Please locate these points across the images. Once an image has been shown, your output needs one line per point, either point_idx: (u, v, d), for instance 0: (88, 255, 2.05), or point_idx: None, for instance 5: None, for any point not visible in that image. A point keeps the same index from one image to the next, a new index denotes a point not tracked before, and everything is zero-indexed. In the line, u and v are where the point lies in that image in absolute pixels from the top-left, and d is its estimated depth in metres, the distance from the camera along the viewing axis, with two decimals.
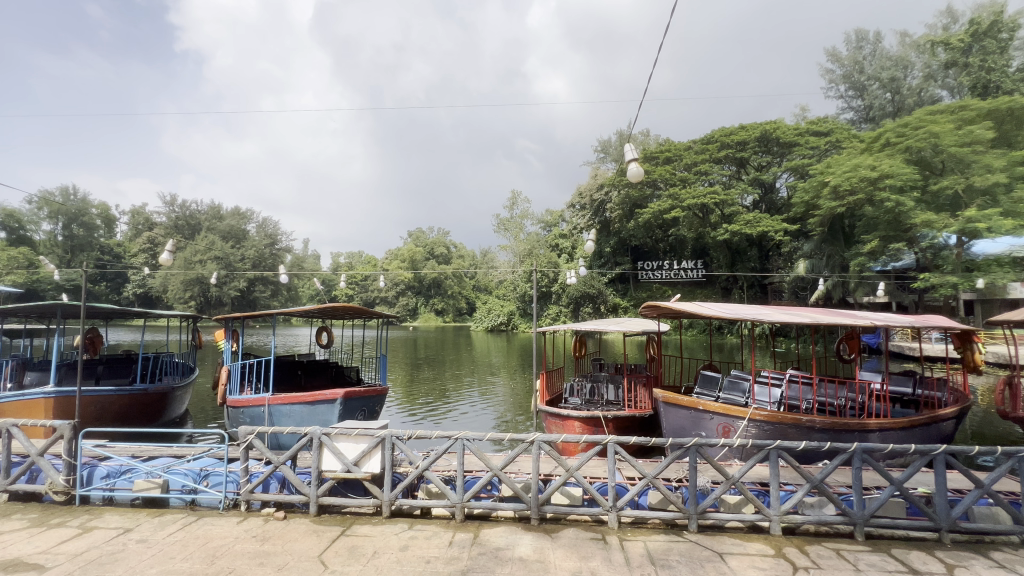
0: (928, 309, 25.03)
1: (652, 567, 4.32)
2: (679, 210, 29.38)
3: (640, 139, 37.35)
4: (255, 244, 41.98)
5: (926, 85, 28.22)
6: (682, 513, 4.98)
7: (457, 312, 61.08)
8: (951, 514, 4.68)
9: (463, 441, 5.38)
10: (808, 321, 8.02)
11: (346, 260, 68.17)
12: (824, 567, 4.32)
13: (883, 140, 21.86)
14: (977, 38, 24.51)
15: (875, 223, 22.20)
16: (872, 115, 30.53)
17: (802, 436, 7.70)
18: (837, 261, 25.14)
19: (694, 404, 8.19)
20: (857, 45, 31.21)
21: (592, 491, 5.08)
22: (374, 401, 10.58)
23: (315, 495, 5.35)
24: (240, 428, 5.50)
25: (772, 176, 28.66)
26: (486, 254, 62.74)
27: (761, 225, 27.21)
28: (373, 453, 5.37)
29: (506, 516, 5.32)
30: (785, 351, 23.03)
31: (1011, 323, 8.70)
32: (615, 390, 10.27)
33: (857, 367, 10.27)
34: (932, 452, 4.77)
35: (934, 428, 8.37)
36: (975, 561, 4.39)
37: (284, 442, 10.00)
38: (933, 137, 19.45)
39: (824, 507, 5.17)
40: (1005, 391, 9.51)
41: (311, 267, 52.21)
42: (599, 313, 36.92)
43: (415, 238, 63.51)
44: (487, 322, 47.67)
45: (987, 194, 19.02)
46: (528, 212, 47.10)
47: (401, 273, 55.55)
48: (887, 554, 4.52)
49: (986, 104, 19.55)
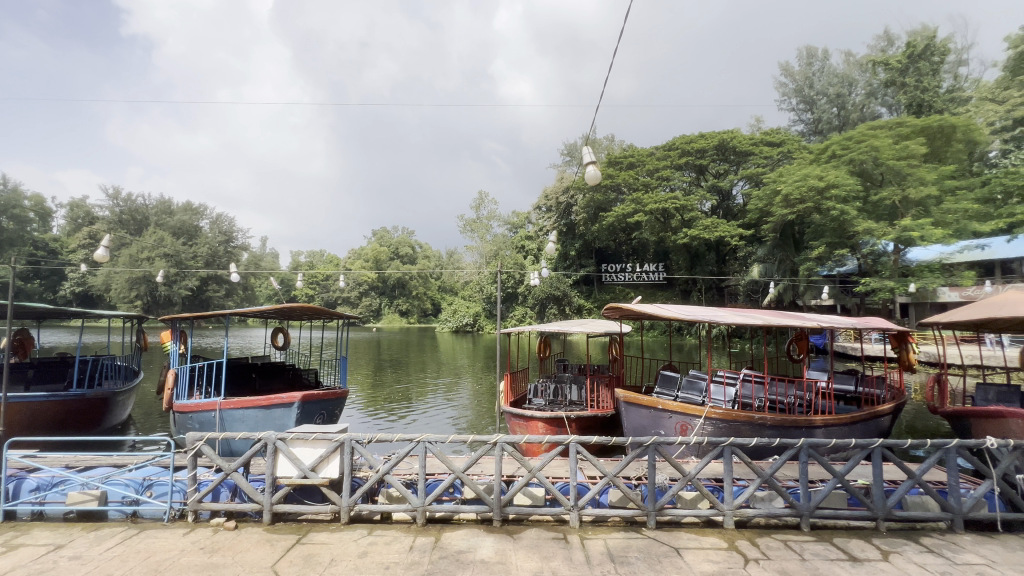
0: (868, 312, 26.64)
1: (612, 564, 4.39)
2: (641, 215, 30.21)
3: (604, 144, 38.22)
4: (208, 242, 40.10)
5: (867, 102, 30.18)
6: (641, 510, 5.09)
7: (422, 313, 60.37)
8: (887, 503, 4.98)
9: (425, 444, 5.28)
10: (760, 323, 8.36)
11: (306, 259, 66.11)
12: (773, 557, 4.51)
13: (830, 152, 23.06)
14: (913, 59, 26.51)
15: (822, 230, 23.51)
16: (820, 128, 32.32)
17: (754, 433, 8.03)
18: (788, 265, 26.45)
19: (654, 404, 8.36)
20: (808, 62, 32.83)
21: (554, 491, 5.10)
22: (333, 404, 10.28)
23: (269, 503, 5.15)
24: (187, 434, 5.20)
25: (729, 183, 29.88)
26: (452, 254, 62.52)
27: (719, 231, 28.29)
28: (332, 458, 5.23)
29: (468, 519, 5.29)
30: (740, 351, 24.01)
31: (942, 323, 9.30)
32: (579, 390, 10.38)
33: (805, 366, 10.77)
34: (870, 445, 5.05)
35: (873, 423, 8.92)
36: (908, 547, 4.70)
37: (236, 448, 9.51)
38: (873, 151, 20.96)
39: (773, 500, 5.41)
40: (935, 387, 10.15)
41: (268, 265, 50.29)
42: (564, 314, 37.47)
43: (379, 238, 62.42)
44: (453, 323, 47.32)
45: (920, 205, 20.60)
46: (494, 213, 47.18)
47: (364, 274, 54.51)
48: (830, 543, 4.77)
49: (920, 121, 21.16)
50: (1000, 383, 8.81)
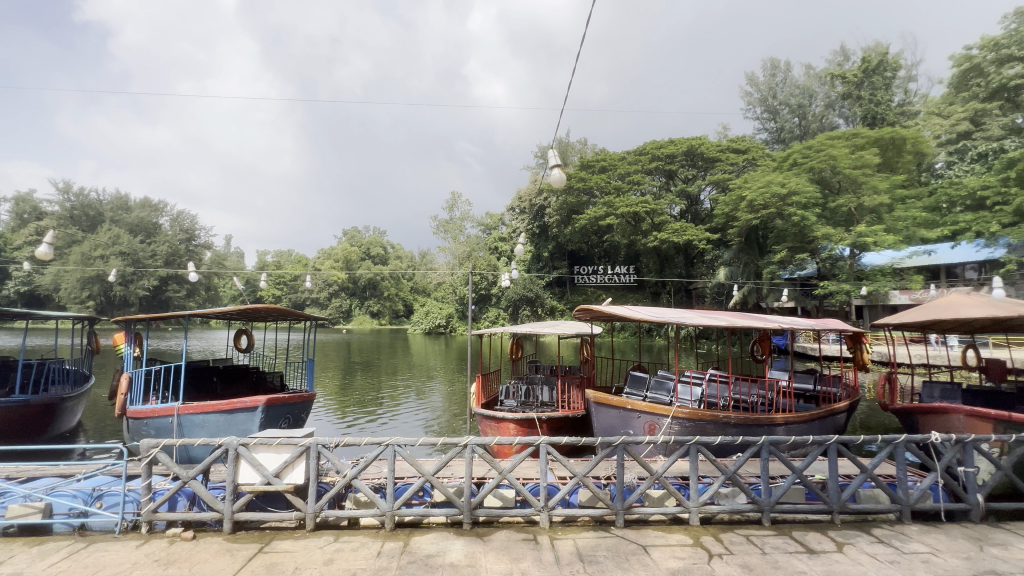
0: (826, 313, 27.82)
1: (580, 564, 4.43)
2: (613, 218, 30.75)
3: (577, 148, 38.76)
4: (168, 239, 38.45)
5: (826, 113, 31.70)
6: (610, 509, 5.15)
7: (394, 315, 59.54)
8: (841, 497, 5.21)
9: (394, 447, 5.19)
10: (725, 325, 8.61)
11: (273, 259, 64.26)
12: (735, 552, 4.65)
13: (791, 160, 24.00)
14: (868, 74, 27.97)
15: (784, 235, 24.40)
16: (782, 137, 33.46)
17: (719, 431, 8.26)
18: (752, 268, 27.36)
19: (623, 404, 8.48)
20: (772, 73, 34.02)
21: (525, 492, 5.11)
22: (299, 408, 10.01)
23: (229, 512, 4.95)
24: (142, 441, 4.96)
25: (697, 189, 30.74)
26: (425, 255, 61.98)
27: (688, 234, 28.94)
28: (297, 463, 5.07)
29: (438, 522, 5.25)
30: (707, 352, 24.69)
31: (893, 325, 9.78)
32: (550, 391, 10.44)
33: (768, 366, 11.15)
34: (827, 442, 5.27)
35: (830, 420, 9.32)
36: (861, 538, 4.92)
37: (195, 455, 9.14)
38: (831, 160, 21.98)
39: (737, 497, 5.59)
40: (885, 385, 10.70)
41: (233, 265, 48.62)
42: (537, 316, 37.73)
43: (350, 238, 61.36)
44: (425, 325, 46.83)
45: (874, 212, 21.72)
46: (467, 214, 47.06)
47: (333, 274, 53.42)
48: (789, 537, 4.95)
49: (874, 133, 22.33)
50: (945, 381, 9.34)
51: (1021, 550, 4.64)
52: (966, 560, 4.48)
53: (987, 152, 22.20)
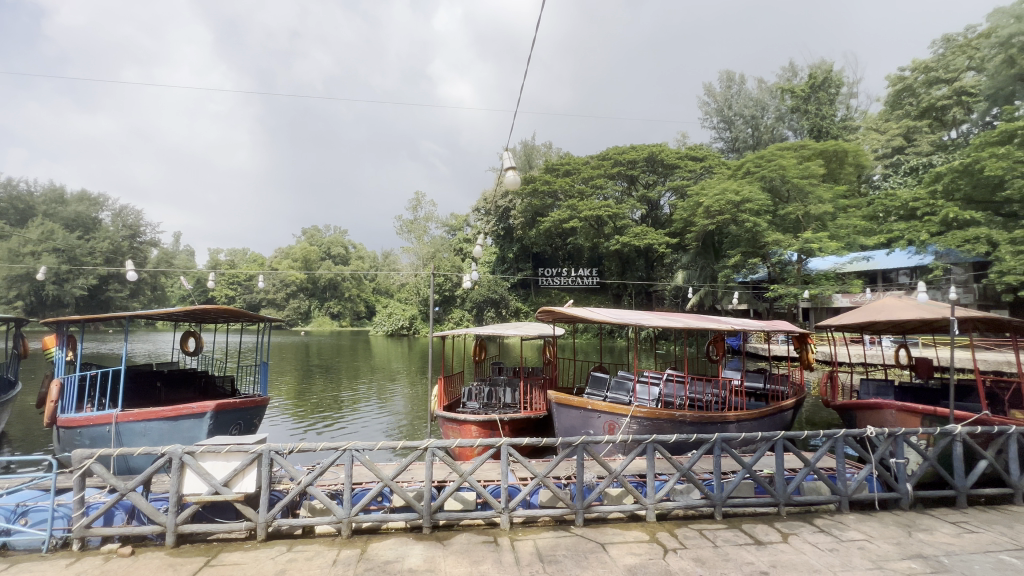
0: (776, 315, 29.20)
1: (540, 564, 4.45)
2: (576, 221, 31.26)
3: (542, 151, 39.19)
4: (109, 236, 36.06)
5: (776, 125, 33.41)
6: (569, 508, 5.22)
7: (355, 316, 58.10)
8: (787, 490, 5.47)
9: (352, 452, 5.04)
10: (682, 327, 8.87)
11: (226, 257, 61.40)
12: (688, 546, 4.80)
13: (745, 169, 25.10)
14: (815, 89, 29.67)
15: (737, 240, 25.39)
16: (737, 147, 34.92)
17: (676, 430, 8.52)
18: (708, 272, 28.38)
19: (584, 404, 8.60)
20: (727, 85, 35.46)
21: (485, 494, 5.08)
22: (251, 413, 9.61)
23: (172, 524, 4.68)
24: (74, 452, 4.61)
25: (657, 195, 31.64)
26: (388, 255, 60.92)
27: (648, 238, 29.72)
28: (248, 471, 4.85)
29: (397, 527, 5.16)
30: (665, 352, 25.48)
31: (834, 327, 10.39)
32: (512, 393, 10.46)
33: (722, 366, 11.60)
34: (774, 438, 5.52)
35: (778, 417, 9.79)
36: (804, 528, 5.20)
37: (135, 465, 8.58)
38: (781, 169, 23.21)
39: (691, 492, 5.79)
40: (828, 383, 11.37)
41: (182, 263, 46.14)
42: (502, 317, 37.89)
43: (309, 237, 59.62)
44: (388, 326, 45.92)
45: (819, 220, 23.04)
46: (431, 214, 46.58)
47: (291, 274, 51.63)
48: (739, 529, 5.17)
49: (820, 145, 23.76)
50: (878, 378, 10.05)
51: (944, 533, 5.03)
52: (897, 544, 4.81)
53: (919, 166, 23.94)
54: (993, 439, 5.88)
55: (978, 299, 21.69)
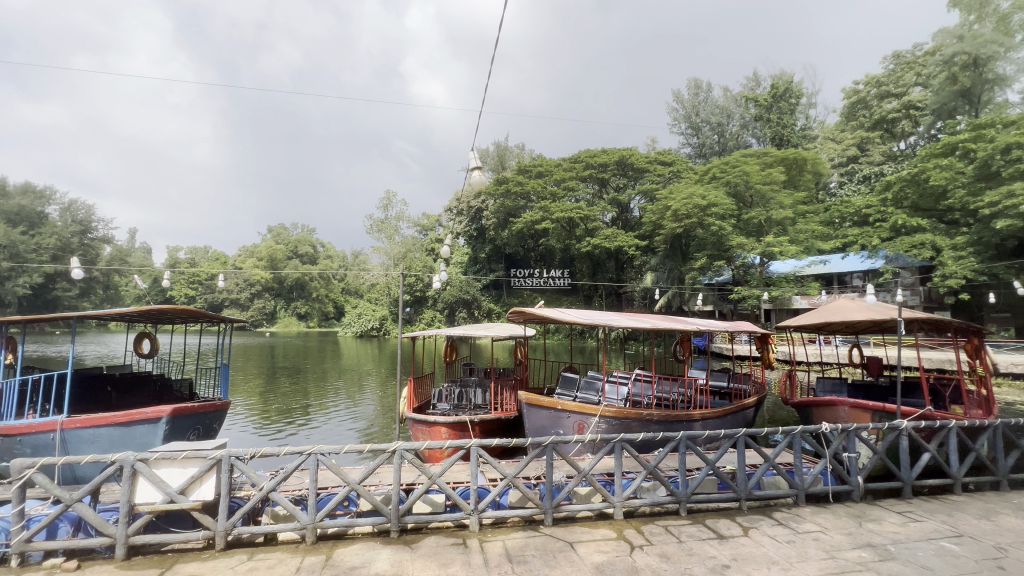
0: (739, 317, 30.19)
1: (509, 564, 4.45)
2: (548, 222, 31.49)
3: (515, 152, 39.32)
4: (57, 231, 33.99)
5: (740, 132, 34.56)
6: (539, 508, 5.25)
7: (323, 317, 56.75)
8: (748, 485, 5.65)
9: (318, 456, 4.91)
10: (649, 327, 9.06)
11: (186, 255, 58.92)
12: (655, 542, 4.90)
13: (711, 174, 25.87)
14: (776, 99, 30.92)
15: (704, 243, 25.96)
16: (704, 152, 35.85)
17: (643, 428, 8.69)
18: (676, 274, 29.02)
19: (553, 405, 8.66)
20: (694, 93, 36.40)
21: (454, 496, 5.04)
22: (210, 418, 9.28)
23: (123, 536, 4.45)
24: (13, 462, 4.31)
25: (627, 198, 32.23)
26: (358, 255, 59.83)
27: (618, 241, 30.23)
28: (206, 478, 4.66)
29: (364, 532, 5.06)
30: (634, 352, 25.97)
31: (793, 327, 10.80)
32: (483, 394, 10.44)
33: (688, 365, 11.89)
34: (736, 435, 5.70)
35: (740, 414, 10.11)
36: (764, 522, 5.39)
37: (83, 474, 8.10)
38: (744, 175, 24.04)
39: (657, 489, 5.92)
40: (786, 381, 11.84)
41: (137, 261, 43.94)
42: (474, 318, 37.83)
43: (275, 236, 58.24)
44: (358, 327, 45.04)
45: (780, 225, 23.99)
46: (403, 213, 46.01)
47: (256, 273, 49.97)
48: (703, 524, 5.31)
49: (780, 153, 24.78)
50: (833, 376, 10.55)
51: (891, 523, 5.31)
52: (848, 535, 5.05)
53: (871, 175, 25.26)
54: (935, 433, 6.23)
55: (923, 301, 22.97)
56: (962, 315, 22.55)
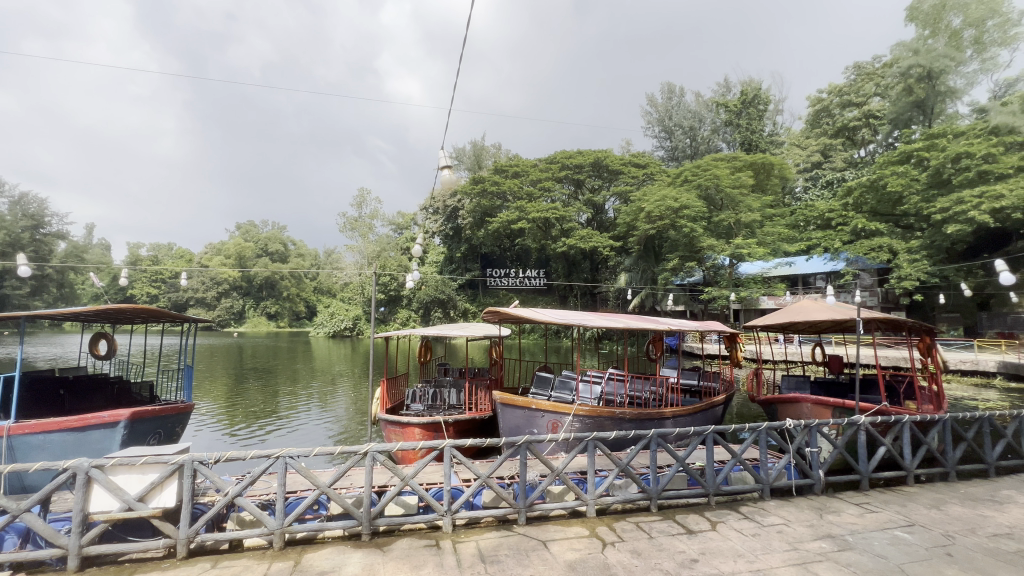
0: (710, 317, 30.94)
1: (482, 565, 4.44)
2: (524, 222, 31.56)
3: (492, 151, 39.27)
4: (6, 226, 32.12)
5: (712, 137, 35.41)
6: (512, 508, 5.26)
7: (294, 316, 55.39)
8: (716, 480, 5.81)
9: (286, 459, 4.78)
10: (622, 327, 9.18)
11: (148, 253, 56.61)
12: (626, 539, 4.98)
13: (683, 177, 26.38)
14: (745, 105, 31.88)
15: (676, 244, 26.44)
16: (676, 155, 36.52)
17: (615, 426, 8.80)
18: (649, 275, 29.49)
19: (528, 404, 8.68)
20: (668, 97, 37.07)
21: (428, 498, 4.99)
22: (171, 422, 8.94)
23: (76, 546, 4.23)
24: None
25: (602, 199, 32.58)
26: (331, 253, 58.68)
27: (593, 241, 30.56)
28: (167, 484, 4.47)
29: (334, 536, 4.96)
30: (608, 352, 26.34)
31: (760, 326, 11.13)
32: (457, 394, 10.39)
33: (660, 364, 12.13)
34: (705, 432, 5.83)
35: (710, 412, 10.37)
36: (731, 516, 5.54)
37: (31, 482, 7.66)
38: (715, 178, 24.67)
39: (629, 486, 6.02)
40: (754, 379, 12.21)
41: (95, 257, 41.96)
42: (449, 318, 37.65)
43: (244, 233, 56.68)
44: (330, 327, 44.14)
45: (749, 227, 24.73)
46: (377, 211, 45.34)
47: (223, 272, 48.38)
48: (673, 520, 5.42)
49: (749, 158, 25.54)
50: (797, 374, 10.94)
51: (850, 514, 5.55)
52: (810, 526, 5.25)
53: (833, 180, 26.29)
54: (891, 427, 6.52)
55: (881, 302, 24.03)
56: (916, 315, 23.71)
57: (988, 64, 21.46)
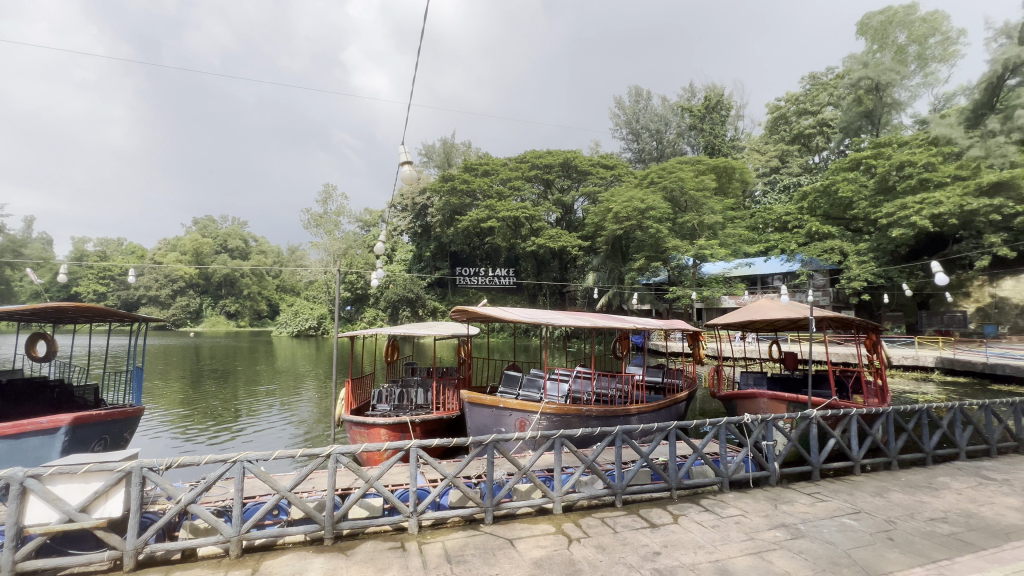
0: (674, 315, 31.76)
1: (448, 566, 4.41)
2: (494, 221, 31.51)
3: (462, 149, 39.06)
4: None
5: (677, 140, 36.32)
6: (479, 507, 5.24)
7: (255, 315, 53.45)
8: (678, 474, 5.97)
9: (243, 464, 4.59)
10: (590, 325, 9.28)
11: (95, 248, 53.38)
12: (591, 535, 5.04)
13: (650, 179, 26.92)
14: (709, 110, 32.90)
15: (643, 245, 26.96)
16: (643, 157, 37.28)
17: (582, 424, 8.91)
18: (616, 274, 29.95)
19: (496, 403, 8.68)
20: (635, 100, 37.80)
21: (393, 499, 4.90)
22: (118, 427, 8.48)
23: (8, 563, 3.93)
24: None
25: (571, 199, 32.91)
26: (295, 250, 56.98)
27: (562, 241, 30.84)
28: (114, 493, 4.22)
29: (295, 541, 4.82)
30: (576, 350, 26.65)
31: (721, 325, 11.50)
32: (425, 394, 10.28)
33: (626, 362, 12.37)
34: (668, 427, 5.98)
35: (673, 408, 10.66)
36: (693, 509, 5.71)
37: None
38: (680, 181, 25.36)
39: (595, 483, 6.10)
40: (715, 375, 12.64)
41: (35, 252, 39.25)
42: (417, 317, 37.25)
43: (201, 228, 54.30)
44: (294, 327, 42.83)
45: (711, 229, 25.55)
46: (343, 208, 44.29)
47: (178, 268, 46.15)
48: (637, 515, 5.54)
49: (712, 162, 26.39)
50: (755, 371, 11.38)
51: (802, 504, 5.81)
52: (766, 517, 5.46)
53: (790, 185, 27.49)
54: (839, 420, 6.86)
55: (832, 301, 25.29)
56: (864, 314, 25.08)
57: (930, 79, 22.99)
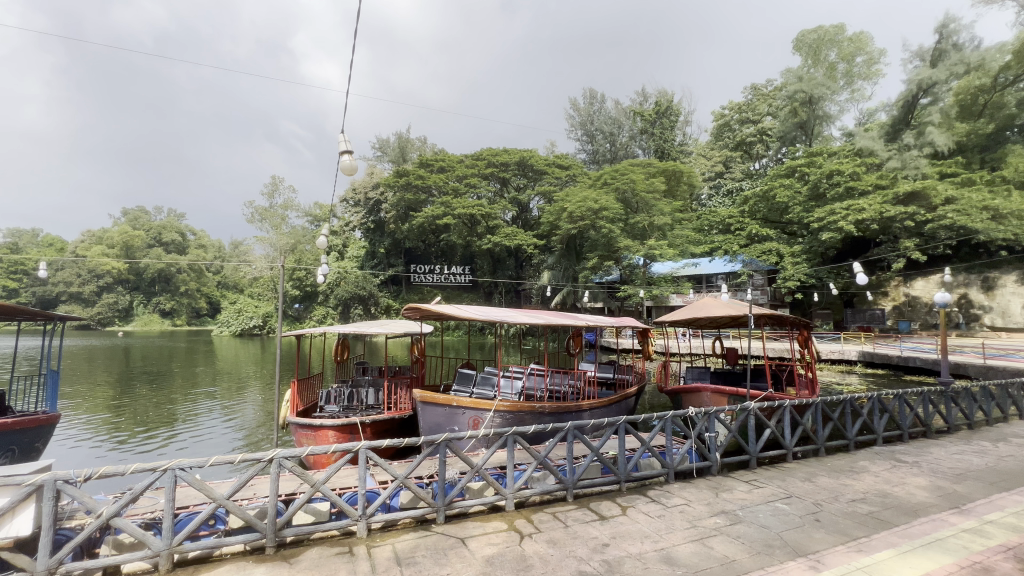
0: (626, 313, 32.64)
1: (398, 568, 4.32)
2: (450, 218, 31.15)
3: (417, 145, 38.38)
4: None
5: (629, 143, 37.29)
6: (431, 507, 5.17)
7: (194, 314, 50.25)
8: (627, 468, 6.15)
9: (175, 472, 4.27)
10: (544, 322, 9.34)
11: (5, 240, 48.32)
12: (543, 530, 5.10)
13: (604, 180, 27.52)
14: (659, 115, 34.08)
15: (597, 244, 27.51)
16: (597, 158, 37.94)
17: (535, 420, 9.00)
18: (570, 272, 30.46)
19: (449, 401, 8.58)
20: (590, 102, 38.58)
21: (341, 503, 4.74)
22: (29, 437, 7.72)
23: None
24: None
25: (527, 197, 33.16)
26: (238, 245, 54.01)
27: (518, 239, 30.98)
28: (22, 509, 3.82)
29: (235, 551, 4.56)
30: (531, 348, 26.85)
31: (669, 322, 11.92)
32: (376, 394, 10.03)
33: (579, 359, 12.59)
34: (618, 422, 6.12)
35: (624, 404, 10.97)
36: (640, 500, 5.91)
37: None
38: (632, 183, 26.16)
39: (546, 478, 6.16)
40: (663, 370, 13.13)
41: None
42: (370, 314, 36.29)
43: (131, 220, 50.35)
44: (236, 325, 40.54)
45: (660, 230, 26.51)
46: (291, 201, 42.44)
47: (105, 263, 42.62)
48: (587, 508, 5.66)
49: (662, 165, 27.44)
50: (699, 366, 11.94)
51: (741, 491, 6.14)
52: (708, 505, 5.73)
53: (733, 189, 29.02)
54: (774, 411, 7.28)
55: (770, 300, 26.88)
56: (797, 311, 26.86)
57: (857, 94, 24.87)
